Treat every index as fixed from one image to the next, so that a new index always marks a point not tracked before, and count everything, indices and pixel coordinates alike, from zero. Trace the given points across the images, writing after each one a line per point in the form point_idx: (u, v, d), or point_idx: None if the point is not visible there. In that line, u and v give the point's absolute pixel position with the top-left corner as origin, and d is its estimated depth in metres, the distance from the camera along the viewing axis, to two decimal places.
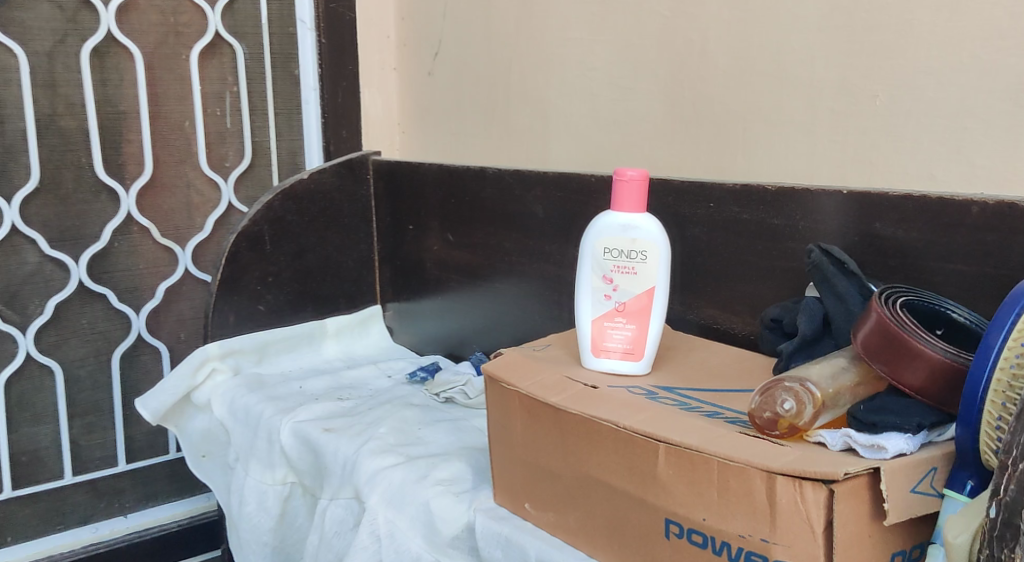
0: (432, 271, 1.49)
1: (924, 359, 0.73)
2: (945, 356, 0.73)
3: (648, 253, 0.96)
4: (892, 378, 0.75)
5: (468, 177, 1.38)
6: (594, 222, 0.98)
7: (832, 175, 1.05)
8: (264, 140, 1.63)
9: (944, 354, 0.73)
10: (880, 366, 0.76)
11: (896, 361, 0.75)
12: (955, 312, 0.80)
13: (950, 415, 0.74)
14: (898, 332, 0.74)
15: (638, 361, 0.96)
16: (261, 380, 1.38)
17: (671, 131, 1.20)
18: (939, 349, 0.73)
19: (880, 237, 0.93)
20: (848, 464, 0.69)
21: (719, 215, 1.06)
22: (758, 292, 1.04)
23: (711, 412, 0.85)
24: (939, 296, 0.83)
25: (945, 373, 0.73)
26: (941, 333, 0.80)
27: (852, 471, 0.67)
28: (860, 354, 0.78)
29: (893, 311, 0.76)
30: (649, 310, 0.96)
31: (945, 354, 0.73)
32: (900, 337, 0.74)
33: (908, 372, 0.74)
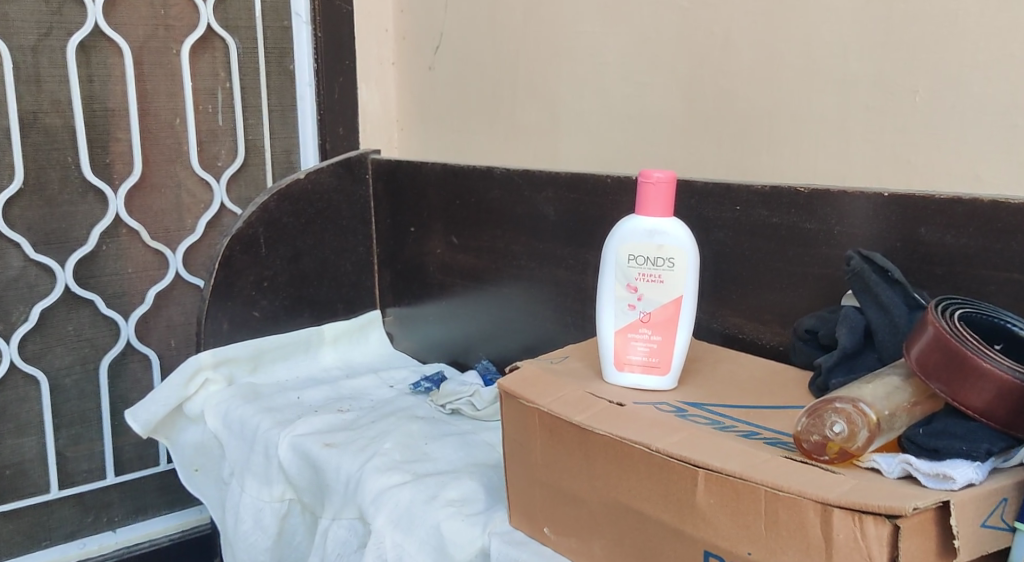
0: (434, 275, 1.43)
1: (989, 379, 0.68)
2: (1014, 376, 0.67)
3: (676, 260, 0.90)
4: (952, 399, 0.69)
5: (473, 177, 1.31)
6: (618, 227, 0.92)
7: (867, 176, 0.99)
8: (257, 139, 1.56)
9: (1013, 374, 0.67)
10: (938, 386, 0.70)
11: (959, 380, 0.69)
12: (1017, 326, 0.74)
13: (1018, 439, 0.68)
14: (960, 349, 0.68)
15: (664, 375, 0.90)
16: (257, 392, 1.31)
17: (691, 129, 1.13)
18: (1008, 369, 0.67)
19: (925, 243, 0.88)
20: (913, 497, 0.63)
21: (746, 219, 1.00)
22: (788, 300, 0.98)
23: (748, 432, 0.79)
24: (996, 309, 0.77)
25: (1012, 395, 0.67)
26: (1000, 348, 0.75)
27: (921, 506, 0.62)
28: (915, 370, 0.72)
29: (952, 325, 0.70)
30: (676, 321, 0.90)
31: (1012, 374, 0.67)
32: (962, 354, 0.68)
33: (971, 394, 0.68)
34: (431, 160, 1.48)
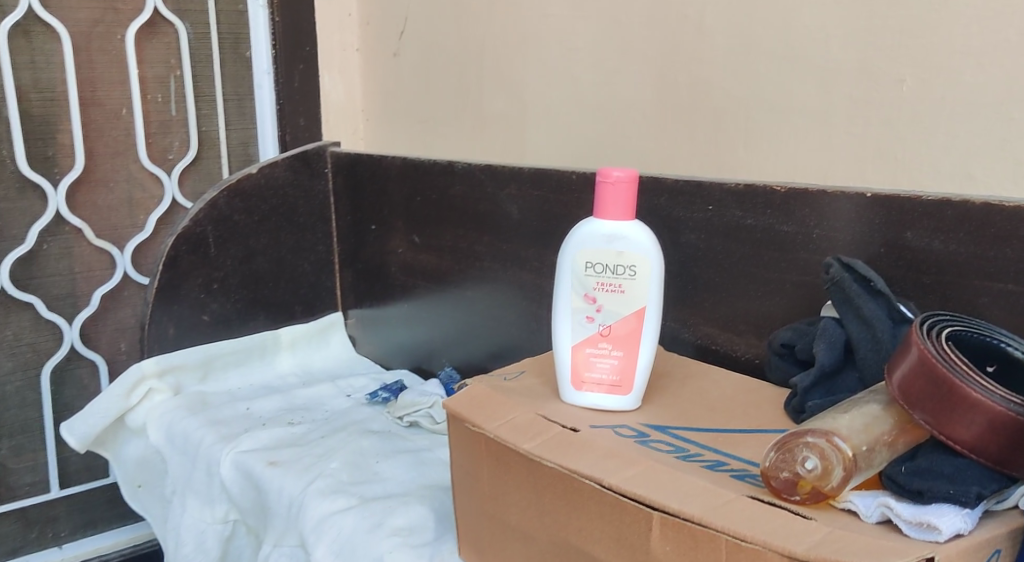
0: (396, 276, 1.34)
1: (980, 411, 0.59)
2: (1008, 408, 0.59)
3: (638, 268, 0.82)
4: (936, 432, 0.61)
5: (434, 172, 1.22)
6: (573, 231, 0.84)
7: (852, 174, 0.91)
8: (212, 130, 1.47)
9: (1007, 406, 0.59)
10: (922, 416, 0.62)
11: (946, 412, 0.61)
12: (1011, 347, 0.66)
13: (1012, 478, 0.60)
14: (948, 377, 0.60)
15: (627, 395, 0.82)
16: (204, 403, 1.23)
17: (662, 121, 1.05)
18: (1001, 400, 0.59)
19: (912, 249, 0.80)
20: (892, 554, 0.56)
21: (718, 220, 0.92)
22: (764, 309, 0.91)
23: (712, 466, 0.71)
24: (989, 325, 0.69)
25: (1006, 429, 0.59)
26: (993, 371, 0.67)
27: None
28: (897, 397, 0.64)
29: (940, 348, 0.62)
30: (638, 335, 0.82)
31: (1006, 405, 0.59)
32: (949, 382, 0.60)
33: (957, 426, 0.60)
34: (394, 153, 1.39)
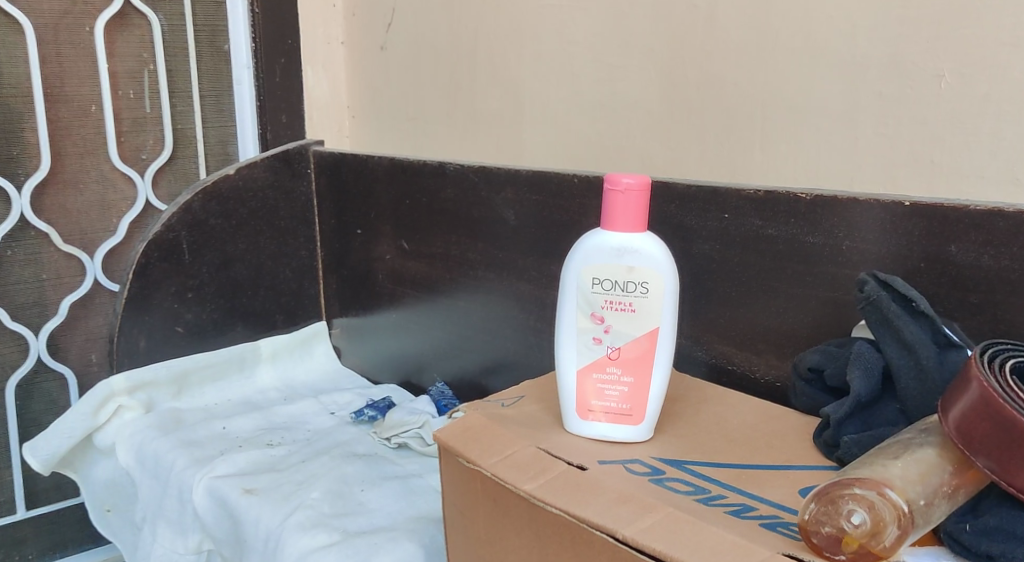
0: (383, 284, 1.24)
1: None
2: None
3: (650, 284, 0.74)
4: (1004, 481, 0.56)
5: (424, 174, 1.13)
6: (578, 244, 0.75)
7: (881, 179, 0.83)
8: (188, 128, 1.38)
9: None
10: (985, 462, 0.57)
11: (1014, 459, 0.56)
12: None
13: None
14: (1017, 420, 0.56)
15: (639, 425, 0.74)
16: (178, 421, 1.14)
17: (670, 121, 0.96)
18: None
19: (956, 265, 0.75)
20: None
21: (736, 229, 0.85)
22: (787, 326, 0.84)
23: (740, 513, 0.65)
24: None
25: None
26: None
27: None
28: (954, 439, 0.59)
29: (1006, 385, 0.58)
30: (650, 358, 0.74)
31: None
32: (1018, 426, 0.56)
33: None
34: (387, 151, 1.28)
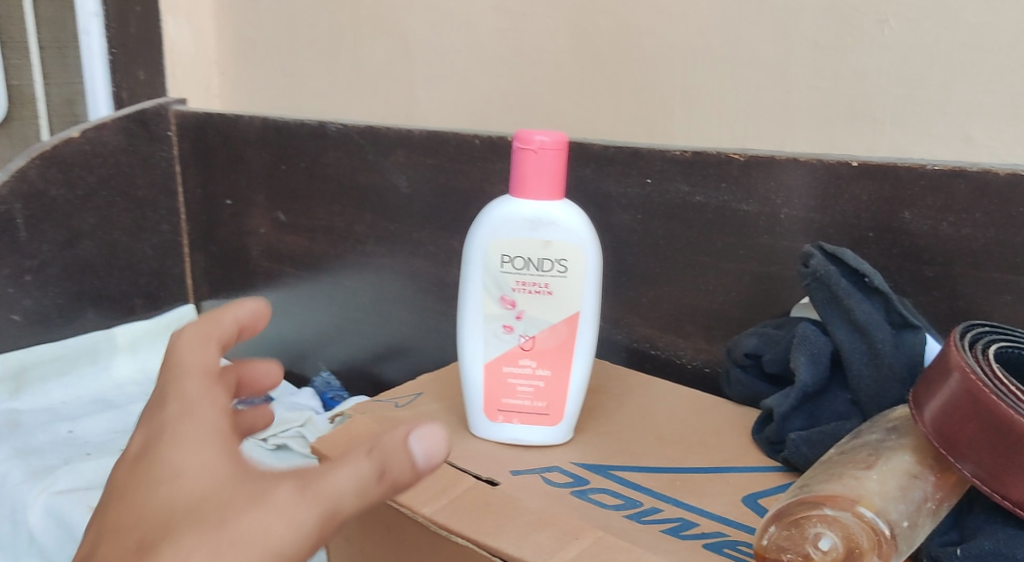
0: (258, 261, 1.09)
1: None
2: None
3: (569, 262, 0.63)
4: (996, 492, 0.50)
5: (302, 134, 0.98)
6: (482, 214, 0.64)
7: (812, 137, 0.71)
8: (24, 85, 1.14)
9: None
10: (971, 468, 0.51)
11: (1003, 462, 0.50)
12: None
13: None
14: (1004, 414, 0.50)
15: (556, 425, 0.63)
16: (16, 424, 0.98)
17: (585, 76, 0.80)
18: None
19: (909, 233, 0.68)
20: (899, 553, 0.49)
21: (659, 196, 0.76)
22: (717, 304, 0.76)
23: (679, 533, 0.55)
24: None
25: None
26: None
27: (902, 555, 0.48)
28: (933, 440, 0.53)
29: (988, 373, 0.52)
30: (569, 347, 0.64)
31: None
32: (1006, 421, 0.50)
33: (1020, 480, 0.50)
34: (245, 118, 1.02)
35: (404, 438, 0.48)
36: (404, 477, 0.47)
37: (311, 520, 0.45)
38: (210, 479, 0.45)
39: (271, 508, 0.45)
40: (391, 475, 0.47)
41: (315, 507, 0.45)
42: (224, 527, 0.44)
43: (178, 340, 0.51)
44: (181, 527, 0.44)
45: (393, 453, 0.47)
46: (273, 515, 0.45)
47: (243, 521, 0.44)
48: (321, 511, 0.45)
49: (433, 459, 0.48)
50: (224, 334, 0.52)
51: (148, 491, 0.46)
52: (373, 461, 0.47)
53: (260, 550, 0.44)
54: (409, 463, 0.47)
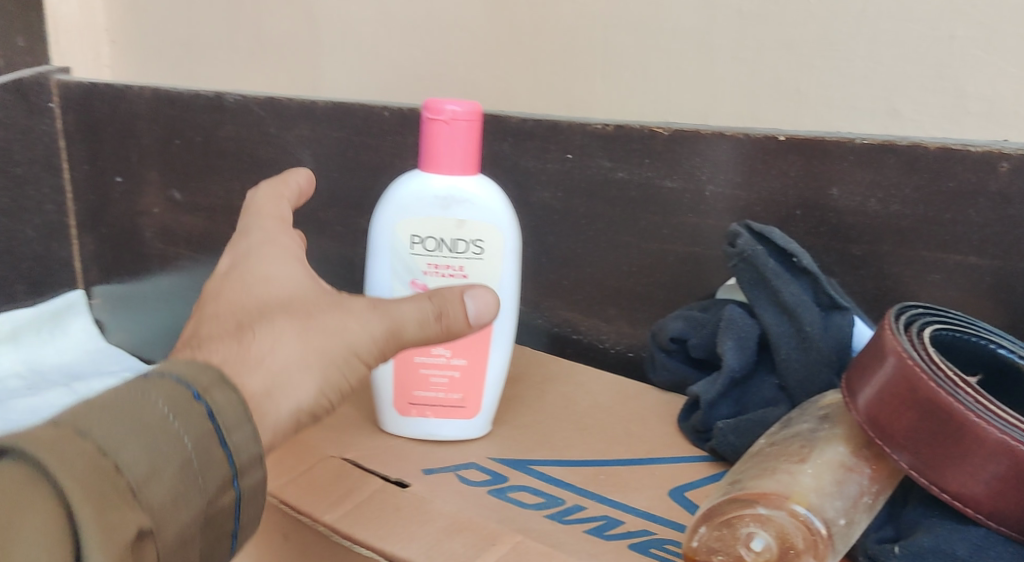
0: (152, 244, 1.03)
1: (989, 450, 0.47)
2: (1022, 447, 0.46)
3: (485, 243, 0.59)
4: (933, 484, 0.48)
5: (197, 107, 0.92)
6: (391, 191, 0.59)
7: (734, 111, 0.67)
8: None
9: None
10: (907, 459, 0.49)
11: (941, 453, 0.48)
12: (995, 344, 0.54)
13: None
14: (943, 402, 0.48)
15: (473, 419, 0.59)
16: None
17: (501, 46, 0.75)
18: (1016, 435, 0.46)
19: (837, 211, 0.65)
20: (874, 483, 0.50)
21: (580, 173, 0.73)
22: (640, 286, 0.73)
23: (603, 532, 0.51)
24: (964, 314, 0.57)
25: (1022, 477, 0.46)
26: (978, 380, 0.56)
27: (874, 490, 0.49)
28: (867, 429, 0.51)
29: (926, 357, 0.50)
30: (485, 335, 0.60)
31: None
32: (945, 409, 0.48)
33: (957, 471, 0.47)
34: (137, 89, 0.95)
35: (461, 293, 0.50)
36: (458, 326, 0.49)
37: (381, 329, 0.48)
38: (296, 287, 0.50)
39: (349, 312, 0.48)
40: (448, 318, 0.49)
41: (383, 322, 0.48)
42: (311, 321, 0.48)
43: (256, 201, 0.56)
44: (275, 314, 0.48)
45: (451, 303, 0.49)
46: (350, 318, 0.48)
47: (328, 317, 0.48)
48: (387, 326, 0.48)
49: (485, 317, 0.50)
50: (293, 199, 0.58)
51: (242, 288, 0.50)
52: (433, 304, 0.49)
53: (339, 344, 0.48)
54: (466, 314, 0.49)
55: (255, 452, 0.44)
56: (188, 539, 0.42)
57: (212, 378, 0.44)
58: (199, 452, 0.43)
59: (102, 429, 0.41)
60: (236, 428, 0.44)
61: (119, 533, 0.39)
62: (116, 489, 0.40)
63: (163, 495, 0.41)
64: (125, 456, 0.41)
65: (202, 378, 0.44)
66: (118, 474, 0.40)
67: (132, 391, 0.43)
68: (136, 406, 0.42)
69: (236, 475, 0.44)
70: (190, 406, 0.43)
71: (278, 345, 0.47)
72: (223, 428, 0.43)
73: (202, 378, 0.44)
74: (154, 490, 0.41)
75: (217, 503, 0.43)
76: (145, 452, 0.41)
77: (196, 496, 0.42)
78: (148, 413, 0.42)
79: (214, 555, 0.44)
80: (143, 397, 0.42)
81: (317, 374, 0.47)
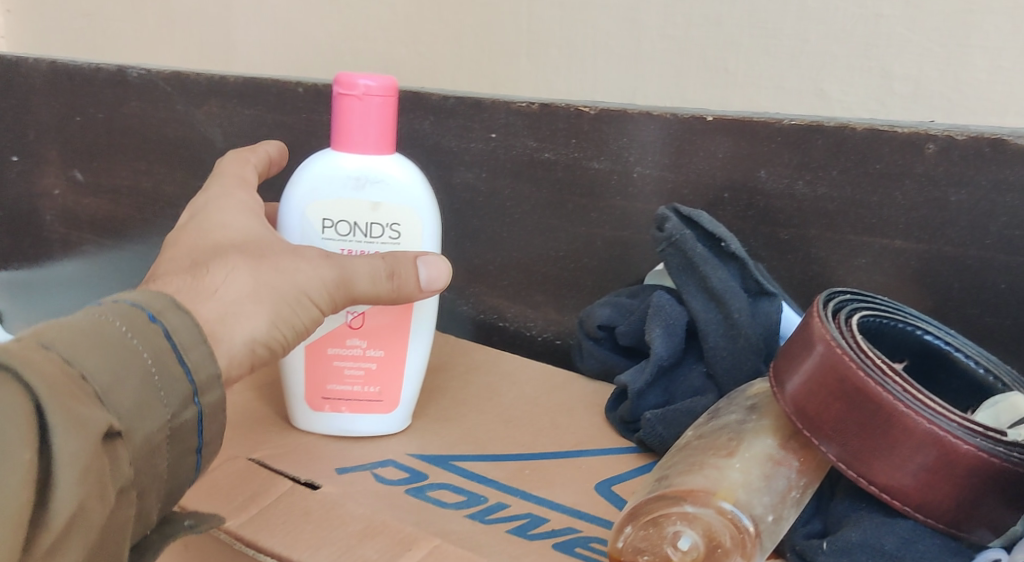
0: (53, 227, 0.97)
1: (918, 441, 0.45)
2: (951, 438, 0.45)
3: (401, 227, 0.56)
4: (861, 477, 0.47)
5: (99, 82, 0.87)
6: (302, 172, 0.56)
7: (661, 91, 0.65)
8: None
9: (952, 435, 0.45)
10: (835, 450, 0.48)
11: (869, 444, 0.47)
12: (922, 330, 0.53)
13: (953, 533, 0.46)
14: (872, 391, 0.46)
15: (392, 412, 0.57)
16: None
17: (421, 21, 0.72)
18: (945, 426, 0.45)
19: (765, 194, 0.63)
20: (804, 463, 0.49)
21: (504, 152, 0.70)
22: (567, 272, 0.71)
23: (526, 532, 0.49)
24: (892, 300, 0.56)
25: (951, 469, 0.45)
26: (904, 367, 0.55)
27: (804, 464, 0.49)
28: (794, 420, 0.49)
29: (855, 344, 0.48)
30: (402, 326, 0.57)
31: (954, 433, 0.45)
32: (874, 399, 0.46)
33: (886, 462, 0.46)
34: (35, 62, 0.90)
35: (414, 258, 0.53)
36: (409, 287, 0.52)
37: (332, 275, 0.50)
38: (252, 233, 0.50)
39: (301, 257, 0.49)
40: (400, 277, 0.52)
41: (337, 270, 0.50)
42: (264, 260, 0.48)
43: (221, 165, 0.56)
44: (228, 252, 0.48)
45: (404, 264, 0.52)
46: (302, 262, 0.49)
47: (280, 259, 0.48)
48: (340, 274, 0.50)
49: (435, 283, 0.53)
50: (258, 165, 0.57)
51: (195, 232, 0.49)
52: (386, 263, 0.51)
53: (290, 285, 0.48)
54: (418, 278, 0.52)
55: (214, 370, 0.43)
56: (151, 452, 0.41)
57: (166, 302, 0.42)
58: (160, 365, 0.41)
59: (63, 341, 0.39)
60: (193, 347, 0.42)
61: (96, 434, 0.37)
62: (85, 394, 0.38)
63: (129, 404, 0.40)
64: (91, 365, 0.39)
65: (156, 303, 0.42)
66: (83, 381, 0.38)
67: (83, 312, 0.40)
68: (89, 325, 0.40)
69: (197, 391, 0.42)
70: (147, 327, 0.41)
71: (233, 278, 0.46)
72: (181, 348, 0.42)
73: (156, 302, 0.42)
74: (121, 399, 0.39)
75: (180, 416, 0.42)
76: (109, 365, 0.39)
77: (160, 408, 0.41)
78: (104, 330, 0.40)
79: (175, 472, 0.43)
80: (98, 316, 0.40)
81: (269, 308, 0.47)
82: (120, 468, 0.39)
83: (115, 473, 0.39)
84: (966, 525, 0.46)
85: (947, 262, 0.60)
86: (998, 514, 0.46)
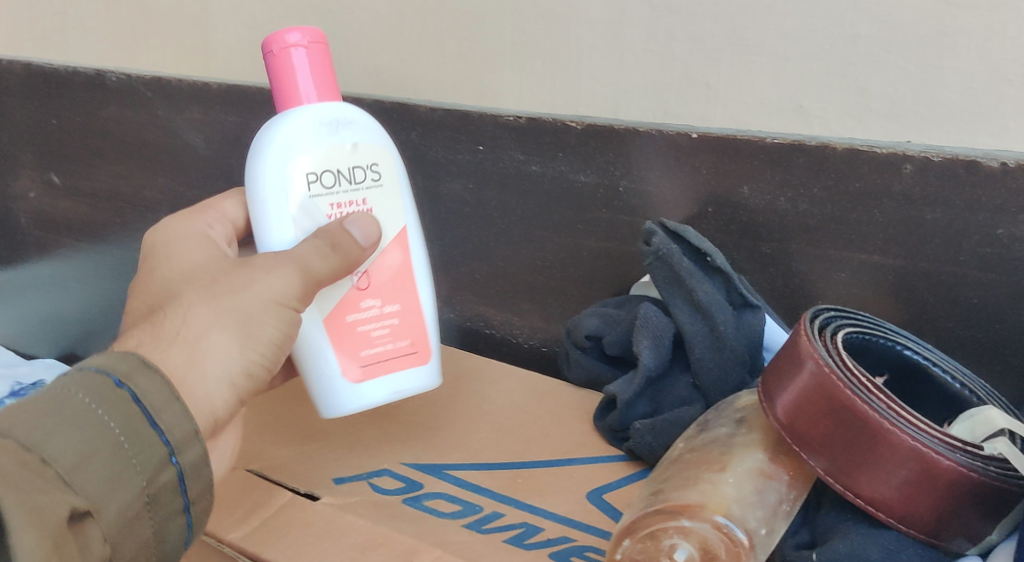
0: (27, 230, 0.97)
1: (902, 456, 0.48)
2: (932, 454, 0.47)
3: (379, 165, 0.55)
4: (848, 491, 0.49)
5: (75, 85, 0.87)
6: (269, 131, 0.53)
7: (646, 105, 0.66)
8: None
9: (933, 451, 0.47)
10: (824, 464, 0.50)
11: (856, 459, 0.49)
12: (903, 347, 0.55)
13: (933, 543, 0.48)
14: (859, 410, 0.48)
15: (427, 362, 0.56)
16: None
17: (405, 30, 0.72)
18: (927, 443, 0.47)
19: (746, 209, 0.65)
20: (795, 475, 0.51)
21: (491, 164, 0.72)
22: (554, 280, 0.73)
23: (523, 541, 0.51)
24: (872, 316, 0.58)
25: (932, 483, 0.47)
26: (885, 380, 0.57)
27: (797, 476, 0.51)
28: (785, 435, 0.51)
29: (840, 363, 0.50)
30: (407, 271, 0.56)
31: (934, 449, 0.47)
32: (861, 416, 0.48)
33: (872, 477, 0.48)
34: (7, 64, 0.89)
35: (341, 222, 0.53)
36: (355, 253, 0.53)
37: (290, 271, 0.51)
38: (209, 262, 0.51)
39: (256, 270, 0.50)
40: (344, 247, 0.52)
41: (291, 264, 0.51)
42: (218, 286, 0.50)
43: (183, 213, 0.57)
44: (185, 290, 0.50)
45: (339, 234, 0.52)
46: (257, 273, 0.50)
47: (233, 278, 0.50)
48: (297, 268, 0.51)
49: (371, 235, 0.54)
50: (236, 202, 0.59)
51: (154, 271, 0.52)
52: (325, 237, 0.52)
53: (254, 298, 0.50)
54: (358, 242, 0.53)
55: (189, 427, 0.46)
56: (131, 521, 0.44)
57: (133, 364, 0.45)
58: (128, 433, 0.44)
59: (24, 427, 0.42)
60: (164, 408, 0.45)
61: (53, 517, 0.41)
62: (45, 479, 0.41)
63: (94, 480, 0.43)
64: (52, 449, 0.42)
65: (122, 366, 0.45)
66: (43, 465, 0.42)
67: (45, 393, 0.44)
68: (56, 406, 0.43)
69: (173, 451, 0.45)
70: (114, 394, 0.44)
71: (196, 318, 0.48)
72: (150, 410, 0.45)
73: (123, 365, 0.45)
74: (85, 477, 0.42)
75: (158, 480, 0.44)
76: (70, 443, 0.43)
77: (132, 474, 0.44)
78: (66, 407, 0.43)
79: (167, 534, 0.45)
80: (63, 394, 0.43)
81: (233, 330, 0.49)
82: (91, 544, 0.42)
83: (86, 552, 0.42)
84: (947, 535, 0.48)
85: (926, 276, 0.62)
86: (976, 524, 0.48)
